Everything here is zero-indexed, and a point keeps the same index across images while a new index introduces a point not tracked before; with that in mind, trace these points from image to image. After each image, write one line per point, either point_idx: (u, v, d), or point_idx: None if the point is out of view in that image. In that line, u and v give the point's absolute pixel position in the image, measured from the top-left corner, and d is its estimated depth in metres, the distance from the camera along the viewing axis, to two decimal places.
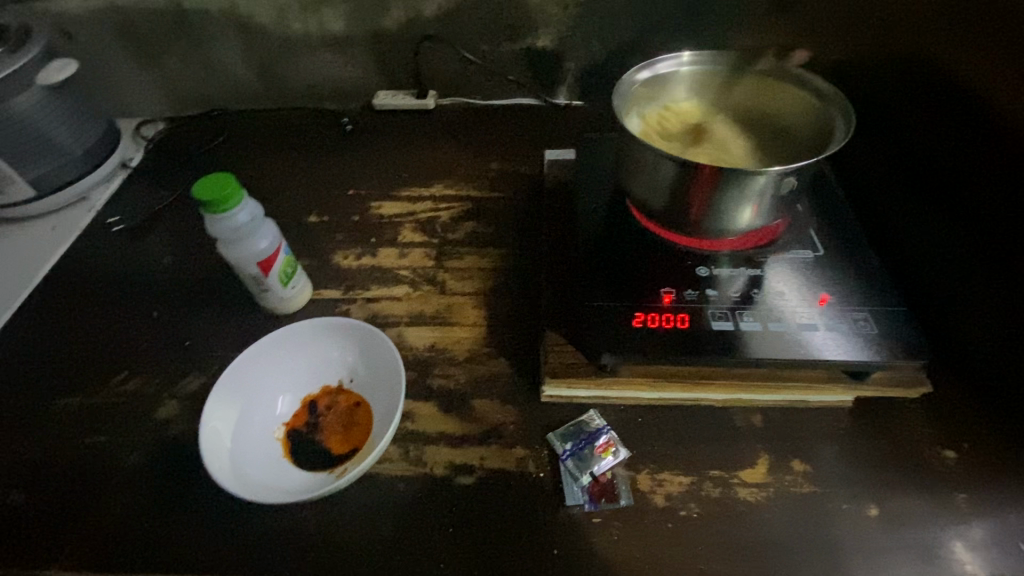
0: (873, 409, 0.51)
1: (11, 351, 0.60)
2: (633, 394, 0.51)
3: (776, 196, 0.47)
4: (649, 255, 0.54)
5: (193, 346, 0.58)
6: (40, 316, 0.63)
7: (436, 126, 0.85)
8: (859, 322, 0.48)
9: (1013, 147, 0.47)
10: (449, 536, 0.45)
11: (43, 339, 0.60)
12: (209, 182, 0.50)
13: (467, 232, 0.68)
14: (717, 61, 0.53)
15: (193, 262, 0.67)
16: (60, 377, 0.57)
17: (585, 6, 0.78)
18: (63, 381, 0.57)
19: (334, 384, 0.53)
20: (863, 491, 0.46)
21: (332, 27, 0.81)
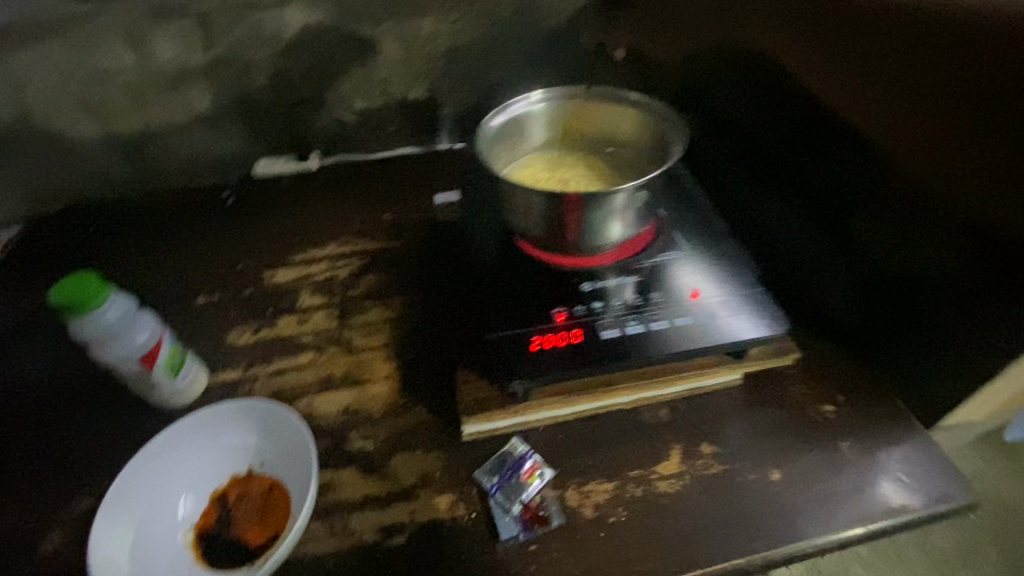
0: (762, 381, 0.56)
1: None
2: (548, 414, 0.52)
3: (635, 210, 0.53)
4: (540, 279, 0.57)
5: (76, 464, 0.53)
6: None
7: (323, 187, 0.85)
8: (727, 307, 0.53)
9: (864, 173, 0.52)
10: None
11: None
12: (69, 284, 0.47)
13: (368, 286, 0.68)
14: (564, 101, 0.58)
15: (66, 371, 0.61)
16: None
17: (448, 57, 0.82)
18: None
19: (243, 471, 0.50)
20: (766, 460, 0.50)
21: (198, 103, 0.80)
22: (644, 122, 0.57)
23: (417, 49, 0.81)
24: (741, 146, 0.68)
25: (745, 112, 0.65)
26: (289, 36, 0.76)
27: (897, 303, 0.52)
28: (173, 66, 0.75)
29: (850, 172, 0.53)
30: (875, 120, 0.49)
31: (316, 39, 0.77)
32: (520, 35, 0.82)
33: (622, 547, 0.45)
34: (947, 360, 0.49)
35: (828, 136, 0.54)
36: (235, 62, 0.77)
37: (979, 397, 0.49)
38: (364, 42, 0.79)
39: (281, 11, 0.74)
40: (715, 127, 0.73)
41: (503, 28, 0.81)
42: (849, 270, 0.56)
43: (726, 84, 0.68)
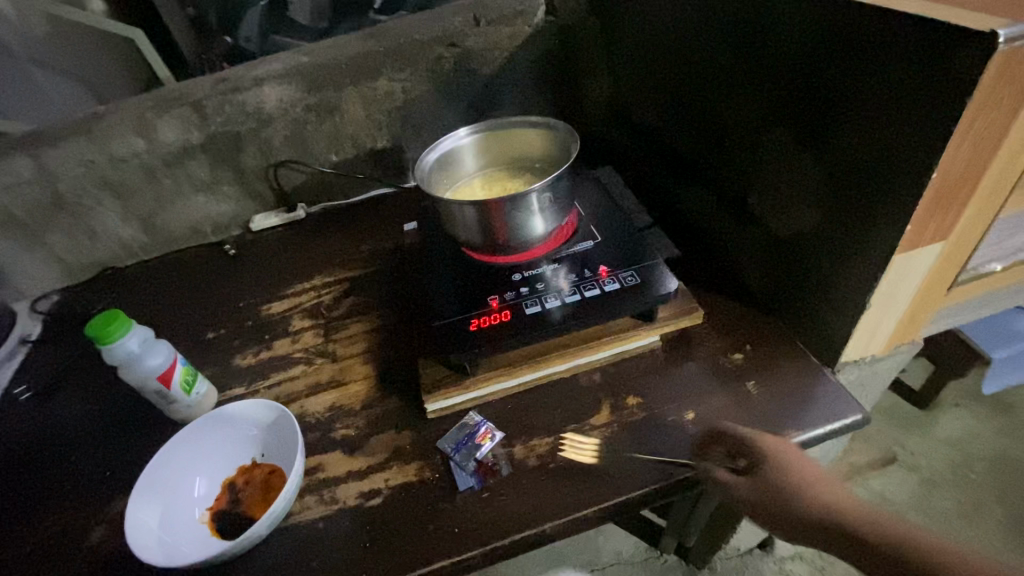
0: (679, 341, 0.64)
1: None
2: (496, 386, 0.62)
3: (548, 207, 0.64)
4: (483, 275, 0.68)
5: (114, 472, 0.64)
6: None
7: (310, 230, 0.98)
8: (629, 277, 0.62)
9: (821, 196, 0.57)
10: (368, 552, 0.52)
11: None
12: (101, 320, 0.59)
13: (349, 306, 0.80)
14: (485, 132, 0.69)
15: (104, 402, 0.73)
16: None
17: (405, 109, 0.96)
18: None
19: (248, 462, 0.60)
20: (683, 404, 0.59)
21: (198, 173, 0.94)
22: (551, 136, 0.68)
23: (377, 106, 0.95)
24: (673, 148, 0.79)
25: (672, 118, 0.78)
26: (268, 109, 0.91)
27: (793, 255, 0.62)
28: (176, 146, 0.90)
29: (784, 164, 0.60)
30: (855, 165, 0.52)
31: (290, 108, 0.91)
32: (464, 82, 0.96)
33: (559, 486, 0.54)
34: (831, 295, 0.59)
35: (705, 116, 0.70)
36: (226, 136, 0.92)
37: (864, 325, 0.57)
38: (331, 107, 0.93)
39: (259, 90, 0.89)
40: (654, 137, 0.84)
41: (448, 78, 0.95)
42: (759, 235, 0.67)
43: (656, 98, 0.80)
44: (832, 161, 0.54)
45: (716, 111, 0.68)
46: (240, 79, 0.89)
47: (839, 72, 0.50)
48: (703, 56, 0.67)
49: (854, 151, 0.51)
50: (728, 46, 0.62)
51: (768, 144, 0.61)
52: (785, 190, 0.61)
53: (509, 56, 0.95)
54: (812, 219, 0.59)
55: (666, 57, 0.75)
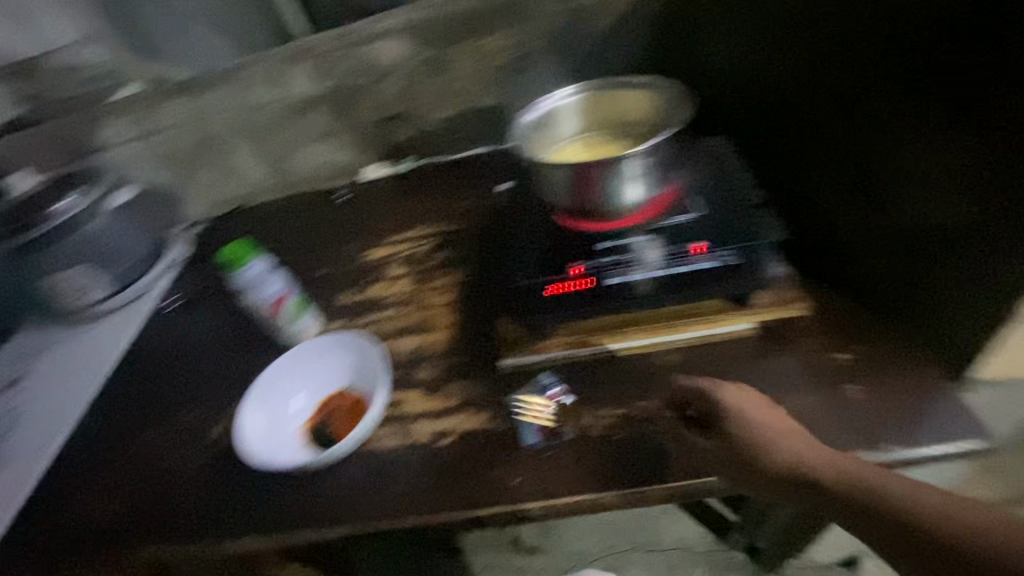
0: (775, 332, 0.60)
1: (109, 408, 0.78)
2: (571, 352, 0.62)
3: (646, 173, 0.62)
4: (571, 242, 0.66)
5: (235, 380, 0.75)
6: (128, 380, 0.81)
7: (412, 183, 1.03)
8: (727, 257, 0.59)
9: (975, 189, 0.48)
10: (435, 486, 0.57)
11: (131, 395, 0.79)
12: (233, 249, 0.69)
13: (440, 259, 0.83)
14: (584, 94, 0.68)
15: (231, 319, 0.84)
16: (144, 418, 0.75)
17: (512, 67, 0.95)
18: (146, 420, 0.74)
19: (337, 390, 0.66)
20: (766, 397, 0.55)
21: (320, 123, 1.02)
22: (654, 99, 0.66)
23: (485, 63, 0.95)
24: (785, 122, 0.71)
25: (787, 90, 0.69)
26: (385, 63, 0.95)
27: (929, 253, 0.54)
28: (304, 96, 0.98)
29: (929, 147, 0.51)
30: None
31: (405, 63, 0.95)
32: (574, 39, 0.92)
33: (621, 458, 0.54)
34: (970, 303, 0.51)
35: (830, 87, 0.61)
36: (346, 88, 0.98)
37: (999, 340, 0.49)
38: (443, 62, 0.95)
39: (377, 45, 0.93)
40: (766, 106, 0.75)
41: (559, 35, 0.92)
42: (888, 228, 0.58)
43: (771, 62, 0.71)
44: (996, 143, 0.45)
45: (843, 82, 0.59)
46: (361, 32, 0.93)
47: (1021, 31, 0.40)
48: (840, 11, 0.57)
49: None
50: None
51: (908, 125, 0.53)
52: (926, 176, 0.52)
53: (625, 11, 0.90)
54: (957, 214, 0.50)
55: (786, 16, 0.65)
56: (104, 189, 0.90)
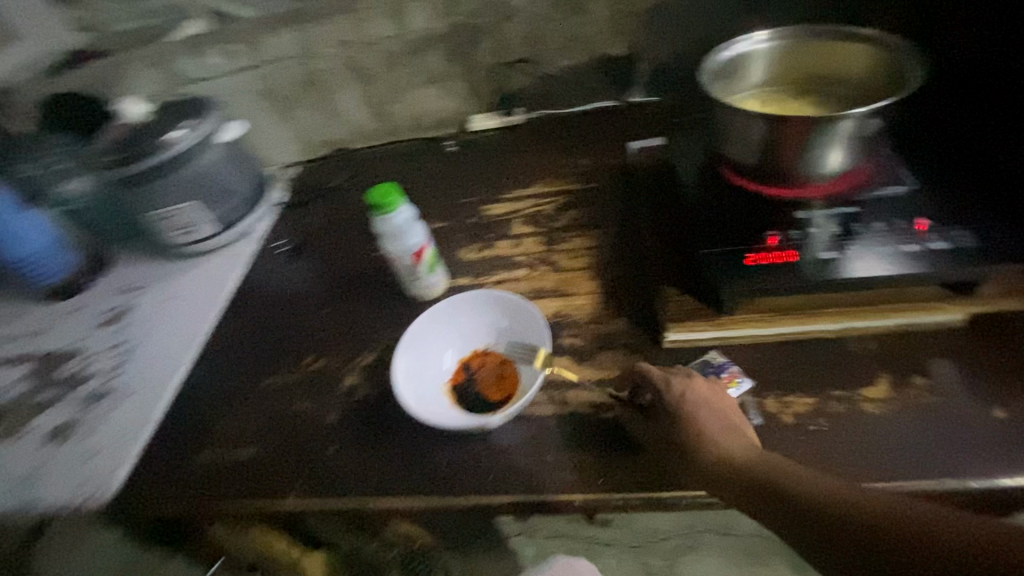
0: (993, 325, 0.53)
1: (225, 350, 0.75)
2: (746, 331, 0.57)
3: (861, 137, 0.54)
4: (750, 208, 0.61)
5: (360, 332, 0.71)
6: (240, 322, 0.78)
7: (526, 136, 0.96)
8: (960, 238, 0.52)
9: None
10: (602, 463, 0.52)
11: (247, 338, 0.76)
12: (379, 190, 0.63)
13: (571, 219, 0.77)
14: (790, 38, 0.59)
15: (347, 269, 0.81)
16: (264, 363, 0.72)
17: (652, 14, 0.87)
18: (266, 365, 0.71)
19: (482, 347, 0.63)
20: (990, 398, 0.49)
21: (433, 65, 0.95)
22: (878, 56, 0.56)
23: (622, 9, 0.87)
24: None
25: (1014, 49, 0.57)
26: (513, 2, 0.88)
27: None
28: (421, 34, 0.92)
29: None
30: None
31: (535, 4, 0.88)
32: None
33: (790, 513, 0.42)
34: None
35: None
36: (467, 28, 0.91)
37: None
38: (575, 6, 0.87)
39: None
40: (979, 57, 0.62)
41: None
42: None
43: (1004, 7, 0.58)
44: None
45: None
46: None
47: None
48: None
49: None
50: None
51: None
52: None
53: None
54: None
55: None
56: (219, 119, 0.82)
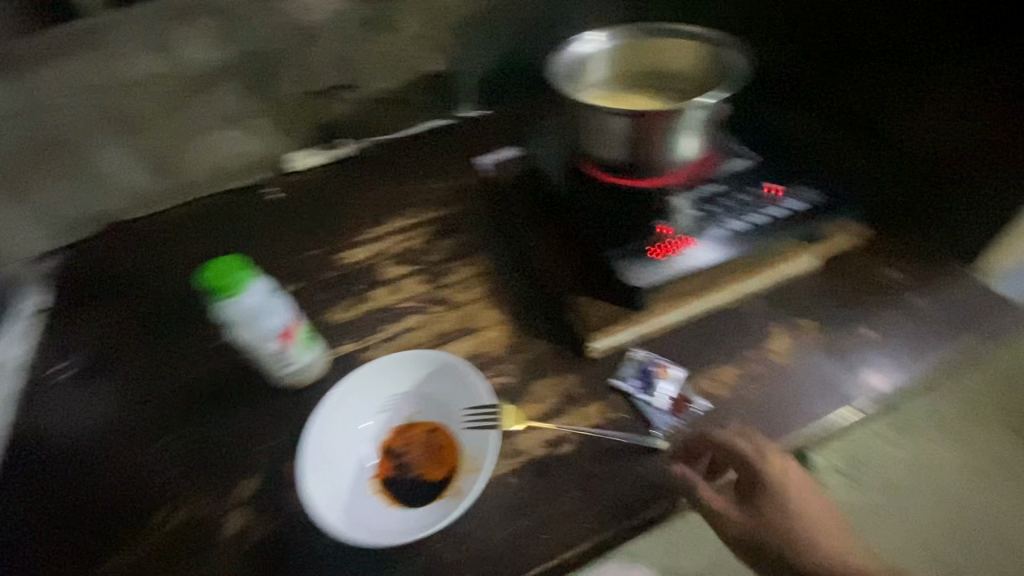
0: (835, 262, 0.63)
1: (18, 544, 0.52)
2: (662, 320, 0.58)
3: (709, 122, 0.59)
4: (629, 201, 0.62)
5: (227, 452, 0.55)
6: (30, 496, 0.55)
7: (362, 168, 0.86)
8: (804, 196, 0.60)
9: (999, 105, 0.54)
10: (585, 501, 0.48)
11: (51, 515, 0.53)
12: (215, 270, 0.50)
13: (448, 248, 0.71)
14: (622, 38, 0.62)
15: (183, 375, 0.62)
16: (93, 541, 0.51)
17: (466, 24, 0.84)
18: (96, 545, 0.51)
19: (402, 423, 0.53)
20: (856, 323, 0.58)
21: (228, 104, 0.79)
22: (699, 49, 0.61)
23: (436, 22, 0.82)
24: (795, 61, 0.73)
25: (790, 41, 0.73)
26: (314, 22, 0.76)
27: (955, 175, 0.60)
28: (204, 68, 0.74)
29: (958, 75, 0.56)
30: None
31: (340, 22, 0.78)
32: None
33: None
34: (1002, 210, 0.57)
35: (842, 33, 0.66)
36: (263, 56, 0.76)
37: None
38: (386, 22, 0.80)
39: None
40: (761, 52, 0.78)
41: None
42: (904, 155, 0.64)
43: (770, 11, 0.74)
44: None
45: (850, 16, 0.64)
46: None
47: None
48: None
49: None
50: None
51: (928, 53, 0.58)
52: (948, 104, 0.58)
53: None
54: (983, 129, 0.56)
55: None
56: None
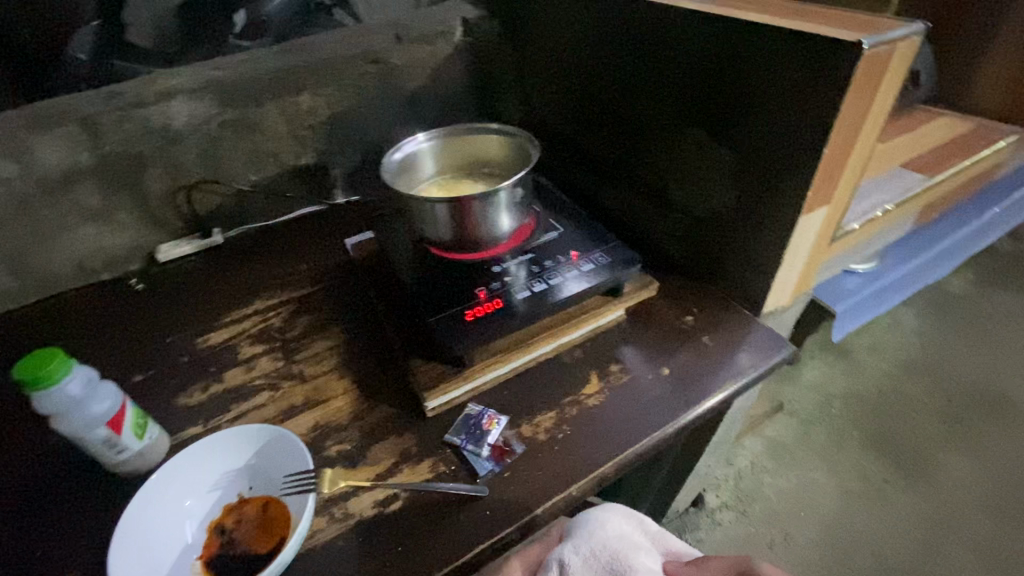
0: (641, 313, 0.73)
1: None
2: (488, 374, 0.64)
3: (515, 203, 0.69)
4: (458, 273, 0.70)
5: (46, 552, 0.53)
6: None
7: (231, 254, 0.90)
8: (599, 258, 0.70)
9: (737, 179, 0.67)
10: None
11: None
12: (31, 362, 0.51)
13: (304, 325, 0.75)
14: (444, 137, 0.73)
15: (13, 475, 0.60)
16: None
17: (329, 124, 0.94)
18: None
19: (234, 500, 0.55)
20: (657, 363, 0.67)
21: (89, 201, 0.82)
22: (507, 143, 0.73)
23: (300, 122, 0.91)
24: (597, 144, 0.87)
25: (595, 130, 0.86)
26: (177, 126, 0.83)
27: (718, 232, 0.72)
28: (61, 170, 0.77)
29: (705, 157, 0.70)
30: (763, 142, 0.63)
31: (203, 125, 0.84)
32: (388, 97, 0.96)
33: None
34: (751, 259, 0.70)
35: (628, 126, 0.80)
36: (124, 157, 0.81)
37: (778, 280, 0.70)
38: (250, 123, 0.87)
39: (166, 106, 0.81)
40: (576, 141, 0.92)
41: (374, 93, 0.95)
42: (680, 218, 0.77)
43: (577, 109, 0.89)
44: (744, 147, 0.65)
45: (628, 108, 0.79)
46: (142, 93, 0.80)
47: (744, 70, 0.61)
48: (626, 69, 0.76)
49: (768, 135, 0.62)
50: (648, 57, 0.72)
51: (684, 137, 0.72)
52: (705, 179, 0.71)
53: (431, 72, 0.98)
54: (731, 196, 0.69)
55: (581, 69, 0.84)
56: None
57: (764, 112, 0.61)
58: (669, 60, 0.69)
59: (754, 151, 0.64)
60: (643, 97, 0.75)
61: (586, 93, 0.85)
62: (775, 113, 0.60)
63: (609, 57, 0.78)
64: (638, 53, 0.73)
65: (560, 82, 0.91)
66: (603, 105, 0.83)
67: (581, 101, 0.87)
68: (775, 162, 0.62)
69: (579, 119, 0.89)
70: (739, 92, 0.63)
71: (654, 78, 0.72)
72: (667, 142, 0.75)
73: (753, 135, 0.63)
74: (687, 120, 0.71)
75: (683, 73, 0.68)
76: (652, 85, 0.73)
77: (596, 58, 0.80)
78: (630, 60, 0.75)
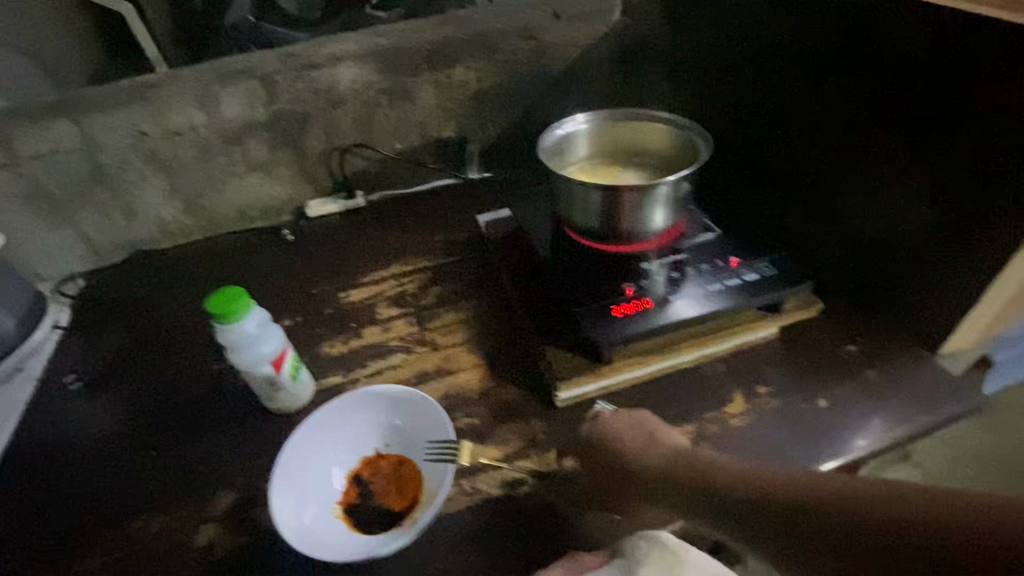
0: (796, 334, 0.66)
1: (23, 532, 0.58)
2: (626, 374, 0.62)
3: (676, 198, 0.64)
4: (602, 265, 0.67)
5: (208, 468, 0.59)
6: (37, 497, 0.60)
7: (371, 217, 0.94)
8: (761, 269, 0.64)
9: (934, 200, 0.58)
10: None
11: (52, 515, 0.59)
12: (221, 296, 0.55)
13: (438, 295, 0.76)
14: (606, 121, 0.71)
15: (183, 393, 0.68)
16: (84, 538, 0.56)
17: (475, 99, 0.94)
18: (86, 542, 0.56)
19: (372, 454, 0.57)
20: (810, 392, 0.61)
21: (257, 153, 0.88)
22: (673, 135, 0.69)
23: (449, 95, 0.92)
24: (766, 144, 0.80)
25: (764, 125, 0.80)
26: (339, 89, 0.86)
27: (898, 256, 0.64)
28: (239, 122, 0.84)
29: (895, 171, 0.62)
30: (979, 162, 0.53)
31: (364, 90, 0.88)
32: (536, 75, 0.94)
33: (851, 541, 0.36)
34: (937, 292, 0.61)
35: (804, 125, 0.72)
36: (291, 115, 0.86)
37: (970, 320, 0.60)
38: (404, 92, 0.90)
39: (333, 69, 0.85)
40: (738, 136, 0.85)
41: (523, 70, 0.93)
42: (852, 236, 0.69)
43: (745, 102, 0.82)
44: (950, 163, 0.56)
45: (808, 106, 0.71)
46: (313, 55, 0.84)
47: (971, 73, 0.52)
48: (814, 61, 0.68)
49: (988, 152, 0.53)
50: (845, 48, 0.64)
51: (873, 144, 0.64)
52: (890, 195, 0.63)
53: (583, 52, 0.94)
54: (923, 218, 0.60)
55: (758, 61, 0.77)
56: None
57: (990, 126, 0.52)
58: (870, 54, 0.61)
59: (963, 170, 0.55)
60: (829, 94, 0.67)
61: (758, 85, 0.79)
62: (1005, 127, 0.51)
63: (797, 46, 0.70)
64: (833, 42, 0.65)
65: (727, 71, 0.84)
66: (779, 99, 0.75)
67: (751, 93, 0.80)
68: (993, 187, 0.53)
69: (746, 114, 0.82)
70: (958, 99, 0.54)
71: (848, 73, 0.64)
72: (849, 147, 0.67)
73: (968, 151, 0.54)
74: (880, 126, 0.62)
75: (884, 74, 0.60)
76: (842, 84, 0.65)
77: (779, 46, 0.73)
78: (819, 55, 0.67)
